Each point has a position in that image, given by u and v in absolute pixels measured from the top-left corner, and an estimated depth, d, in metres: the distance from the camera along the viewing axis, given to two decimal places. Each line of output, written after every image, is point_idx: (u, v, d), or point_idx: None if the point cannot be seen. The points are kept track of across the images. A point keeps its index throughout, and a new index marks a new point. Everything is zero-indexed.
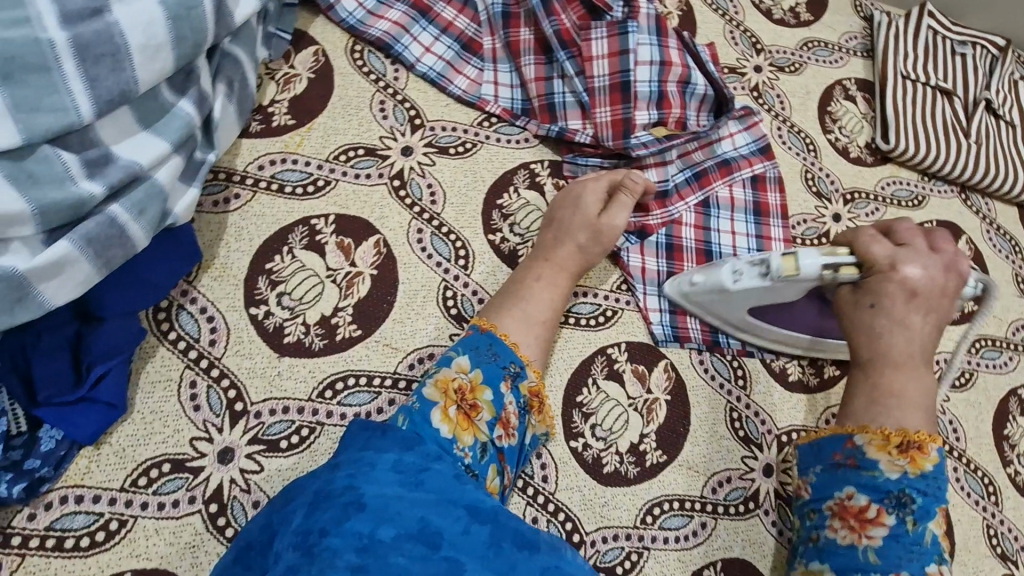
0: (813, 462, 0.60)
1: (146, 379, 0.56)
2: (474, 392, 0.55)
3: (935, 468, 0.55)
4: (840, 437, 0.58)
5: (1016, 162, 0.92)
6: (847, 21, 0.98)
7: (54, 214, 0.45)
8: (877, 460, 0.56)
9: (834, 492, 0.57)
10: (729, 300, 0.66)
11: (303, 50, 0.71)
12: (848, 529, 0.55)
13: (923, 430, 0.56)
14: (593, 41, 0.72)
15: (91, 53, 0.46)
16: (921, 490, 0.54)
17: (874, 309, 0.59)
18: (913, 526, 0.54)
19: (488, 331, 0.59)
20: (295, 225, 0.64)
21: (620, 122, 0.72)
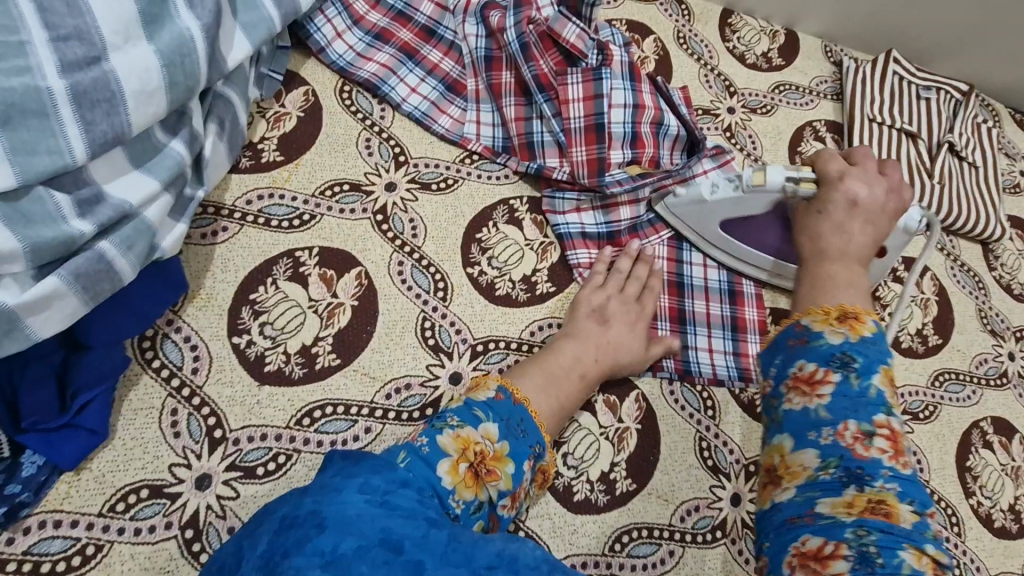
0: (764, 352, 0.56)
1: (129, 407, 0.58)
2: (495, 461, 0.55)
3: (877, 334, 0.51)
4: (790, 325, 0.55)
5: (979, 202, 0.96)
6: (817, 65, 1.03)
7: (46, 251, 0.47)
8: (822, 331, 0.52)
9: (785, 369, 0.52)
10: (706, 210, 0.74)
11: (294, 89, 0.75)
12: (800, 395, 0.50)
13: (860, 308, 0.55)
14: (569, 86, 0.76)
15: (88, 99, 0.49)
16: (865, 352, 0.50)
17: (820, 214, 0.66)
18: (860, 383, 0.48)
19: (520, 405, 0.60)
20: (280, 257, 0.66)
21: (595, 161, 0.75)
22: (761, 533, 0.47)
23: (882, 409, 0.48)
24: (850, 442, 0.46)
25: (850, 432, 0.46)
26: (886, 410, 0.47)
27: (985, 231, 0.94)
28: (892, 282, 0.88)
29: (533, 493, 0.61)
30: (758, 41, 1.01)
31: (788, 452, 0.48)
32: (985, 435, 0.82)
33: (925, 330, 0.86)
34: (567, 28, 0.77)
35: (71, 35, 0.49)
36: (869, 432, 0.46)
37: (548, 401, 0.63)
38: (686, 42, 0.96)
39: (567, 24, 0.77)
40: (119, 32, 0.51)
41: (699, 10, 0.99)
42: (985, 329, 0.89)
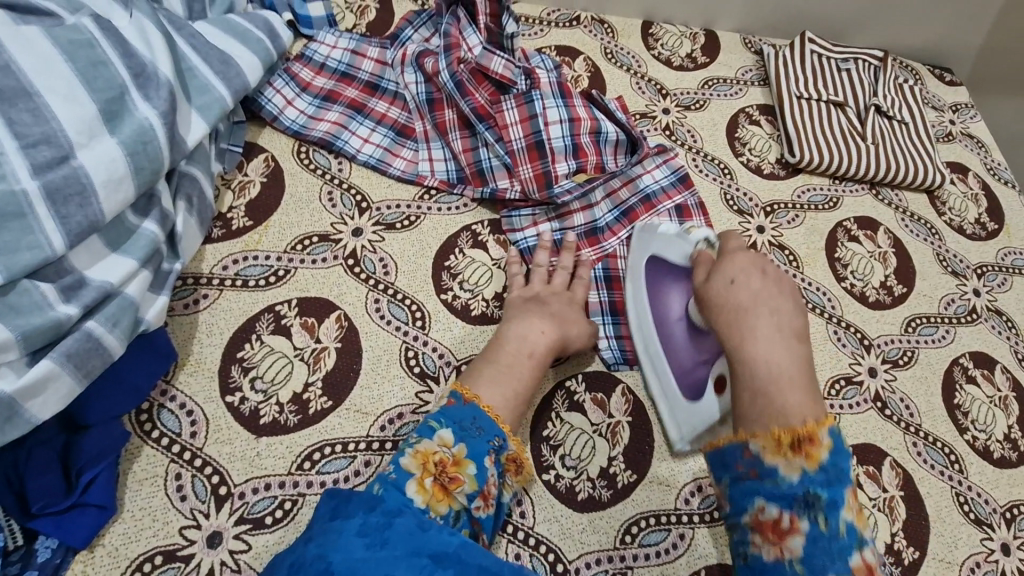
0: (722, 473, 0.60)
1: (134, 479, 0.60)
2: (457, 466, 0.59)
3: (832, 456, 0.54)
4: (737, 447, 0.58)
5: (915, 155, 1.01)
6: (740, 57, 1.10)
7: (36, 337, 0.51)
8: (775, 466, 0.55)
9: (747, 506, 0.57)
10: (652, 244, 0.76)
11: (254, 158, 0.80)
12: (770, 543, 0.55)
13: (812, 417, 0.56)
14: (506, 112, 0.82)
15: (62, 195, 0.54)
16: (824, 484, 0.53)
17: (733, 283, 0.65)
18: (828, 525, 0.52)
19: (471, 402, 0.63)
20: (261, 313, 0.70)
21: (542, 175, 0.80)
22: None
23: (854, 548, 0.52)
24: None
25: None
26: (857, 547, 0.52)
27: (927, 180, 0.99)
28: (849, 242, 0.92)
29: (512, 482, 0.63)
30: (681, 45, 1.08)
31: None
32: (967, 371, 0.84)
33: (889, 282, 0.90)
34: (494, 61, 0.83)
35: (39, 140, 0.54)
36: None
37: (502, 394, 0.64)
38: (614, 56, 1.03)
39: (494, 58, 0.84)
40: (83, 132, 0.57)
41: (621, 26, 1.07)
42: (946, 271, 0.93)
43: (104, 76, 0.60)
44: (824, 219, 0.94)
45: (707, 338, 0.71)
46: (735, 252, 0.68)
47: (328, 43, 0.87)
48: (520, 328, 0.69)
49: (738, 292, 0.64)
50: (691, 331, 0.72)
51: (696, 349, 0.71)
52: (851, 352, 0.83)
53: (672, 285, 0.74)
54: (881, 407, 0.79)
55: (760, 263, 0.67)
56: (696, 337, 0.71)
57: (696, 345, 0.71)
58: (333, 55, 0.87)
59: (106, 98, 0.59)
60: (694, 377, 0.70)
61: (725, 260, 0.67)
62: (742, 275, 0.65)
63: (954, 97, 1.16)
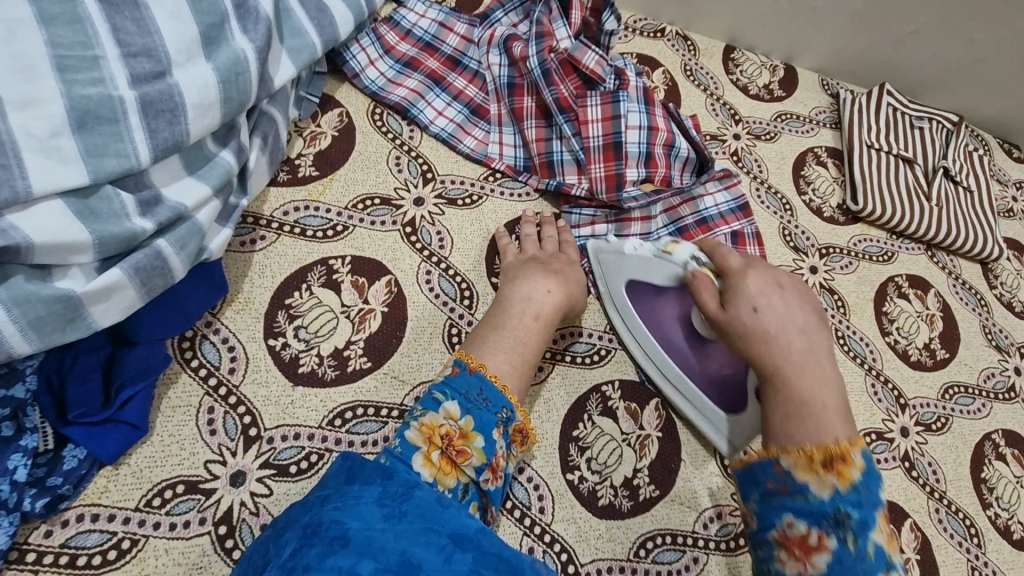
0: (749, 489, 0.61)
1: (167, 405, 0.59)
2: (463, 439, 0.58)
3: (863, 475, 0.55)
4: (768, 463, 0.59)
5: (975, 224, 1.00)
6: (816, 97, 1.09)
7: (110, 245, 0.50)
8: (806, 482, 0.56)
9: (775, 521, 0.57)
10: (631, 271, 0.72)
11: (329, 111, 0.79)
12: (794, 559, 0.55)
13: (844, 438, 0.57)
14: (588, 107, 0.81)
15: (154, 109, 0.53)
16: (855, 503, 0.54)
17: (756, 311, 0.62)
18: (856, 544, 0.53)
19: (476, 372, 0.61)
20: (314, 264, 0.69)
21: (612, 177, 0.80)
22: None
23: (882, 569, 0.52)
24: None
25: None
26: (885, 568, 0.52)
27: (983, 251, 0.98)
28: (897, 299, 0.91)
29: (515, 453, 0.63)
30: (759, 75, 1.07)
31: None
32: (997, 447, 0.83)
33: (933, 345, 0.89)
34: (587, 56, 0.82)
35: (140, 52, 0.54)
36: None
37: (508, 360, 0.64)
38: (693, 74, 1.02)
39: (587, 53, 0.82)
40: (183, 52, 0.56)
41: (704, 46, 1.06)
42: (990, 344, 0.92)
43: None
44: (877, 270, 0.93)
45: (714, 347, 0.70)
46: (748, 272, 0.65)
47: (418, 12, 0.87)
48: (535, 297, 0.68)
49: (765, 320, 0.62)
50: (697, 346, 0.70)
51: (707, 363, 0.70)
52: (886, 408, 0.82)
53: (663, 305, 0.72)
54: (909, 467, 0.78)
55: (771, 277, 0.65)
56: (705, 351, 0.70)
57: (709, 358, 0.70)
58: (421, 24, 0.87)
59: (207, 23, 0.59)
60: (723, 390, 0.70)
61: (737, 283, 0.64)
62: (762, 298, 0.63)
63: (1018, 174, 1.15)
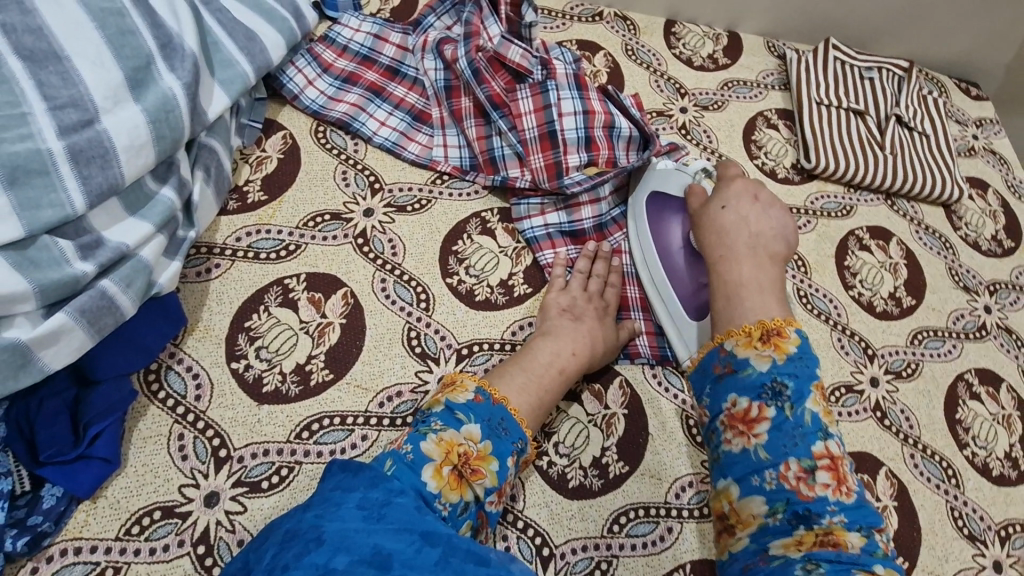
0: (703, 384, 0.69)
1: (138, 436, 0.61)
2: (479, 460, 0.59)
3: (798, 349, 0.65)
4: (716, 351, 0.68)
5: (933, 167, 0.99)
6: (762, 60, 1.09)
7: (52, 292, 0.53)
8: (747, 358, 0.65)
9: (722, 404, 0.66)
10: (652, 182, 0.82)
11: (273, 135, 0.81)
12: (739, 433, 0.63)
13: (780, 319, 0.67)
14: (520, 101, 0.82)
15: (84, 156, 0.56)
16: (790, 374, 0.63)
17: (725, 207, 0.75)
18: (792, 411, 0.62)
19: (500, 404, 0.63)
20: (270, 285, 0.72)
21: (553, 166, 0.81)
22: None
23: (817, 436, 0.61)
24: (793, 478, 0.59)
25: (791, 469, 0.60)
26: (819, 435, 0.61)
27: (944, 194, 0.98)
28: (859, 251, 0.91)
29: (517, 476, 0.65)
30: (703, 45, 1.07)
31: (737, 498, 0.62)
32: (971, 387, 0.84)
33: (898, 293, 0.89)
34: (511, 50, 0.84)
35: (66, 103, 0.56)
36: (809, 466, 0.59)
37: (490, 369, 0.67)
38: (635, 53, 1.03)
39: (511, 47, 0.84)
40: (109, 97, 0.59)
41: (644, 24, 1.07)
42: (958, 285, 0.92)
43: (132, 44, 0.62)
44: (836, 226, 0.93)
45: (701, 266, 0.79)
46: (732, 180, 0.78)
47: (351, 26, 0.88)
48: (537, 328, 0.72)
49: (730, 213, 0.74)
50: (688, 258, 0.79)
51: (692, 272, 0.78)
52: (854, 360, 0.82)
53: (671, 215, 0.81)
54: (881, 417, 0.79)
55: (753, 190, 0.77)
56: (693, 265, 0.79)
57: (693, 271, 0.78)
58: (356, 38, 0.88)
59: (132, 66, 0.61)
60: (697, 302, 0.77)
61: (721, 189, 0.77)
62: (732, 200, 0.76)
63: (979, 112, 1.14)
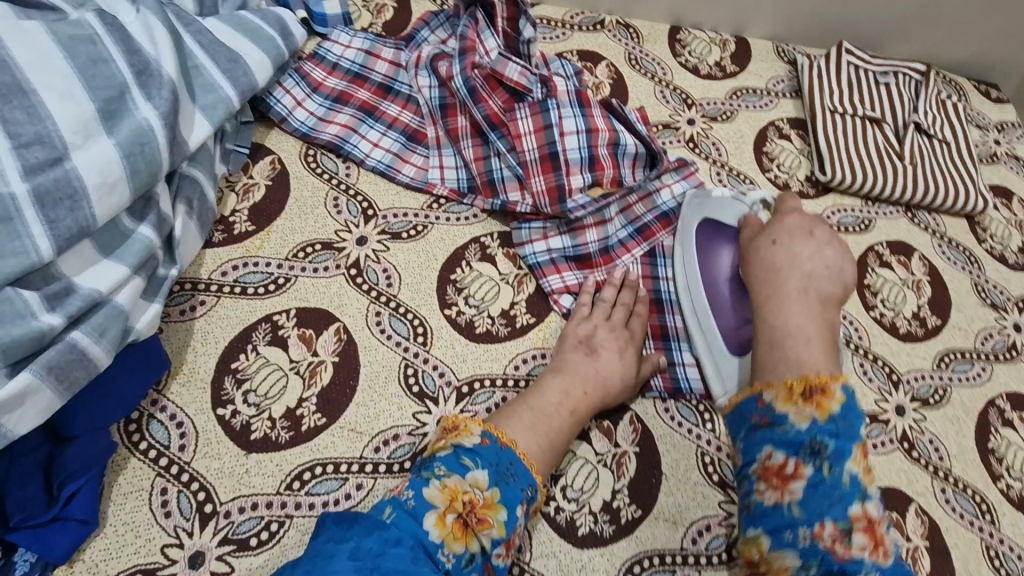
0: (736, 427, 0.66)
1: (118, 492, 0.58)
2: (486, 509, 0.55)
3: (842, 408, 0.61)
4: (753, 399, 0.65)
5: (955, 177, 0.95)
6: (772, 67, 1.04)
7: (17, 350, 0.49)
8: (787, 413, 0.62)
9: (756, 455, 0.62)
10: (706, 207, 0.78)
11: (260, 160, 0.77)
12: (773, 488, 0.59)
13: (826, 374, 0.63)
14: (519, 121, 0.78)
15: (52, 198, 0.52)
16: (832, 433, 0.60)
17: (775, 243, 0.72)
18: (831, 471, 0.58)
19: (507, 447, 0.59)
20: (258, 323, 0.68)
21: (555, 189, 0.77)
22: None
23: (857, 499, 0.57)
24: (828, 540, 0.56)
25: (826, 530, 0.56)
26: (859, 498, 0.57)
27: (967, 205, 0.93)
28: (880, 269, 0.87)
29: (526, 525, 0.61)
30: (709, 52, 1.03)
31: (766, 551, 0.57)
32: (1002, 412, 0.79)
33: (922, 313, 0.84)
34: (509, 68, 0.79)
35: (32, 141, 0.53)
36: (845, 529, 0.56)
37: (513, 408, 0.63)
38: (639, 62, 0.98)
39: (508, 64, 0.80)
40: (79, 132, 0.55)
41: (648, 31, 1.02)
42: (985, 303, 0.87)
43: (104, 73, 0.58)
44: (854, 241, 0.89)
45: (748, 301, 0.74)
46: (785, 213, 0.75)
47: (342, 43, 0.84)
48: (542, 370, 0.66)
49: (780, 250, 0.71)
50: (735, 292, 0.75)
51: (738, 306, 0.74)
52: (878, 387, 0.77)
53: (722, 243, 0.77)
54: (909, 448, 0.74)
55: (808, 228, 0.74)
56: (739, 298, 0.74)
57: (738, 305, 0.74)
58: (347, 55, 0.84)
59: (105, 96, 0.57)
60: (737, 336, 0.73)
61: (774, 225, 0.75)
62: (783, 236, 0.73)
63: (1000, 115, 1.09)
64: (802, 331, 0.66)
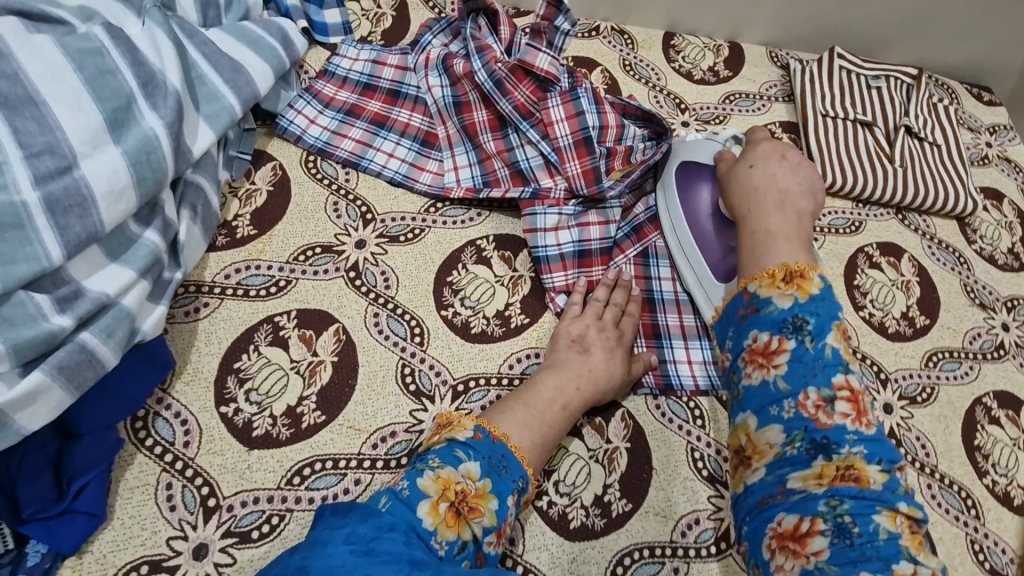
0: (724, 329, 0.67)
1: (125, 487, 0.60)
2: (477, 498, 0.56)
3: (822, 291, 0.62)
4: (739, 295, 0.66)
5: (945, 179, 0.96)
6: (765, 71, 1.06)
7: (28, 349, 0.52)
8: (770, 297, 0.63)
9: (743, 343, 0.63)
10: (683, 152, 0.82)
11: (262, 166, 0.80)
12: (758, 367, 0.61)
13: (804, 264, 0.65)
14: (551, 109, 0.81)
15: (62, 206, 0.55)
16: (813, 311, 0.61)
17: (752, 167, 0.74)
18: (814, 345, 0.59)
19: (499, 441, 0.61)
20: (260, 324, 0.70)
21: (590, 171, 0.80)
22: (742, 515, 0.58)
23: (838, 370, 0.59)
24: (812, 410, 0.57)
25: (810, 400, 0.57)
26: (840, 368, 0.59)
27: (957, 207, 0.95)
28: (869, 269, 0.88)
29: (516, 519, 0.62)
30: (703, 57, 1.04)
31: (754, 430, 0.59)
32: (989, 410, 0.80)
33: (911, 312, 0.86)
34: (539, 58, 0.82)
35: (42, 150, 0.55)
36: (828, 397, 0.57)
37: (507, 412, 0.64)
38: (633, 68, 1.00)
39: (538, 54, 0.82)
40: (88, 141, 0.57)
41: (642, 37, 1.04)
42: (974, 303, 0.89)
43: (111, 84, 0.61)
44: (844, 243, 0.90)
45: (731, 230, 0.78)
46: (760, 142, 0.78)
47: (350, 56, 0.87)
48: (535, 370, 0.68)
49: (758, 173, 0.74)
50: (718, 223, 0.78)
51: (722, 236, 0.77)
52: (866, 386, 0.79)
53: (701, 181, 0.80)
54: (895, 445, 0.76)
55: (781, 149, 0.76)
56: (722, 228, 0.78)
57: (723, 236, 0.77)
58: (354, 68, 0.86)
59: (112, 107, 0.60)
60: (723, 264, 0.76)
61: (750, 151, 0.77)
62: (761, 162, 0.75)
63: (992, 117, 1.11)
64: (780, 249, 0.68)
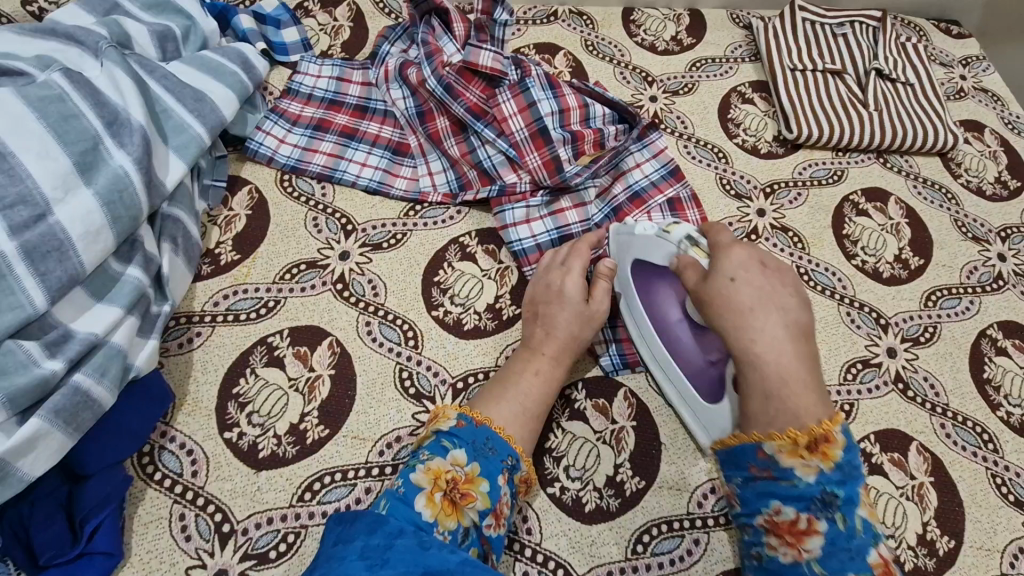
0: (734, 473, 0.62)
1: (139, 523, 0.60)
2: (469, 484, 0.57)
3: (846, 451, 0.55)
4: (752, 447, 0.59)
5: (922, 117, 0.95)
6: (729, 34, 1.05)
7: (22, 398, 0.52)
8: (790, 467, 0.57)
9: (762, 507, 0.58)
10: (633, 249, 0.70)
11: (238, 191, 0.80)
12: (787, 544, 0.57)
13: (824, 417, 0.57)
14: (502, 105, 0.81)
15: (39, 252, 0.56)
16: (840, 481, 0.55)
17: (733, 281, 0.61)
18: (845, 522, 0.54)
19: (482, 424, 0.61)
20: (254, 346, 0.70)
21: (550, 162, 0.79)
22: None
23: (873, 545, 0.54)
24: None
25: None
26: (874, 543, 0.54)
27: (937, 143, 0.94)
28: (857, 217, 0.88)
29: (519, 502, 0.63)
30: (665, 28, 1.04)
31: None
32: (995, 342, 0.79)
33: (904, 255, 0.85)
34: (482, 57, 0.82)
35: (15, 201, 0.56)
36: None
37: (511, 408, 0.63)
38: (595, 47, 1.00)
39: (481, 54, 0.83)
40: (59, 186, 0.58)
41: (601, 16, 1.04)
42: (967, 237, 0.88)
43: (76, 128, 0.61)
44: (828, 194, 0.90)
45: (712, 338, 0.67)
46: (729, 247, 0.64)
47: (313, 74, 0.87)
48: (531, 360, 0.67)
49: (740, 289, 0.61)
50: (694, 331, 0.68)
51: (702, 347, 0.67)
52: (867, 333, 0.78)
53: (662, 284, 0.70)
54: (904, 389, 0.75)
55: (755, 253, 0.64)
56: (701, 337, 0.68)
57: (703, 347, 0.67)
58: (318, 84, 0.87)
59: (79, 150, 0.60)
60: (708, 379, 0.67)
61: (722, 255, 0.63)
62: (741, 271, 0.62)
63: (963, 50, 1.09)
64: (789, 351, 0.59)
